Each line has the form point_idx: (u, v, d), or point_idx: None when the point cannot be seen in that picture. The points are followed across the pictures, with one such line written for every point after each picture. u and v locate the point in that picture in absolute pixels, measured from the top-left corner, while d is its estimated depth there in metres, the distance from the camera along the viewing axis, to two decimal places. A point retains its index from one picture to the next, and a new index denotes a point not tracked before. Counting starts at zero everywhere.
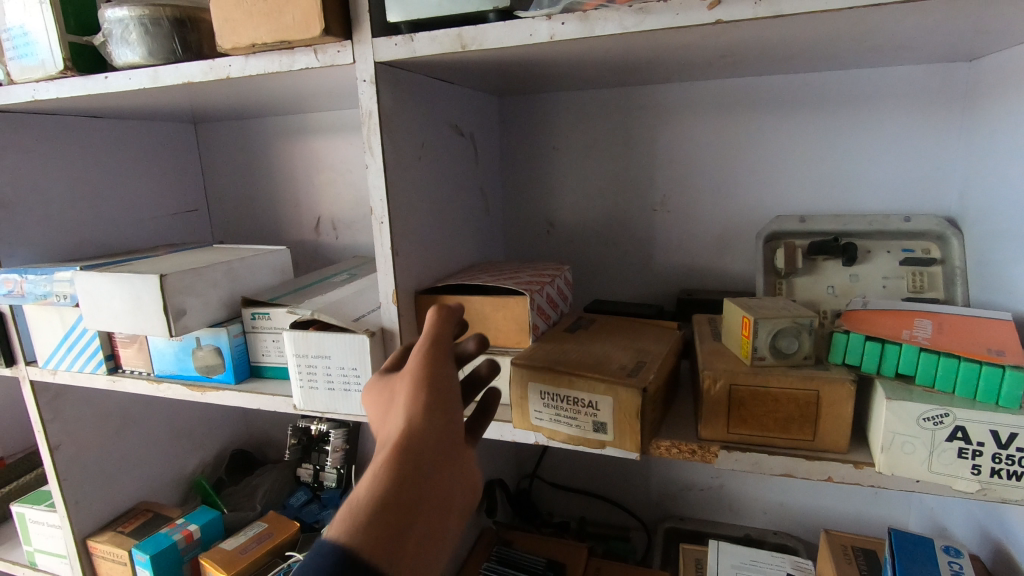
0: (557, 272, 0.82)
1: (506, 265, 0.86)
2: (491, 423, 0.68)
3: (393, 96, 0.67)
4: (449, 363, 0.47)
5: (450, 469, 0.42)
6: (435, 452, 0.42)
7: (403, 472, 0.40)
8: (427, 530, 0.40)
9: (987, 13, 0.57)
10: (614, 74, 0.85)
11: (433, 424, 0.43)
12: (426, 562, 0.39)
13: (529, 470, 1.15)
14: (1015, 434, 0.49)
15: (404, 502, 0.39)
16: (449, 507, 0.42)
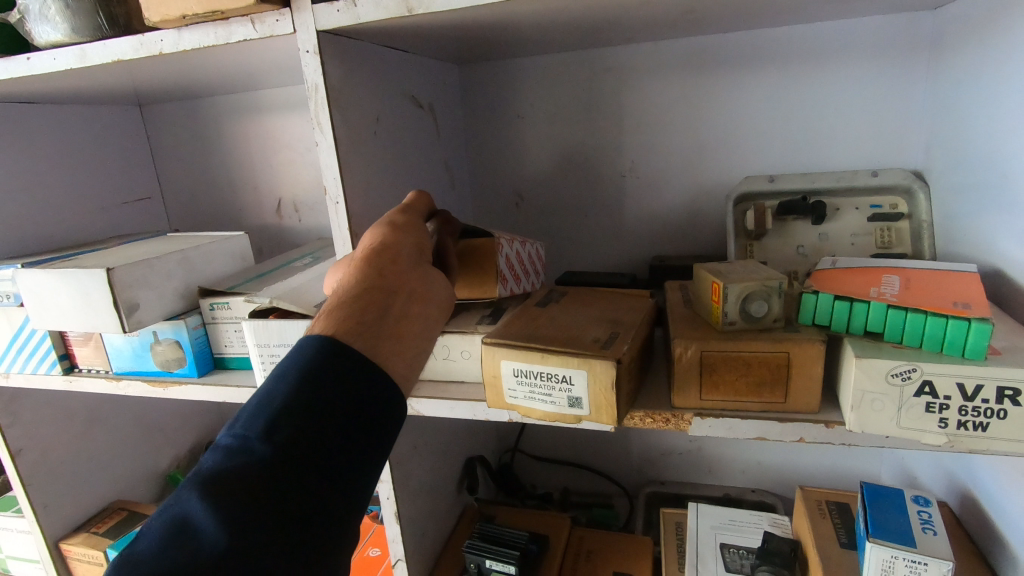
0: (527, 241, 0.80)
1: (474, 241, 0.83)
2: (463, 403, 0.67)
3: (341, 67, 0.63)
4: (413, 210, 0.58)
5: (419, 264, 0.51)
6: (406, 251, 0.51)
7: (379, 259, 0.50)
8: (405, 299, 0.48)
9: None
10: (575, 37, 0.82)
11: (404, 240, 0.52)
12: (406, 323, 0.48)
13: (510, 444, 1.15)
14: (982, 386, 0.49)
15: (377, 276, 0.48)
16: (428, 290, 0.51)
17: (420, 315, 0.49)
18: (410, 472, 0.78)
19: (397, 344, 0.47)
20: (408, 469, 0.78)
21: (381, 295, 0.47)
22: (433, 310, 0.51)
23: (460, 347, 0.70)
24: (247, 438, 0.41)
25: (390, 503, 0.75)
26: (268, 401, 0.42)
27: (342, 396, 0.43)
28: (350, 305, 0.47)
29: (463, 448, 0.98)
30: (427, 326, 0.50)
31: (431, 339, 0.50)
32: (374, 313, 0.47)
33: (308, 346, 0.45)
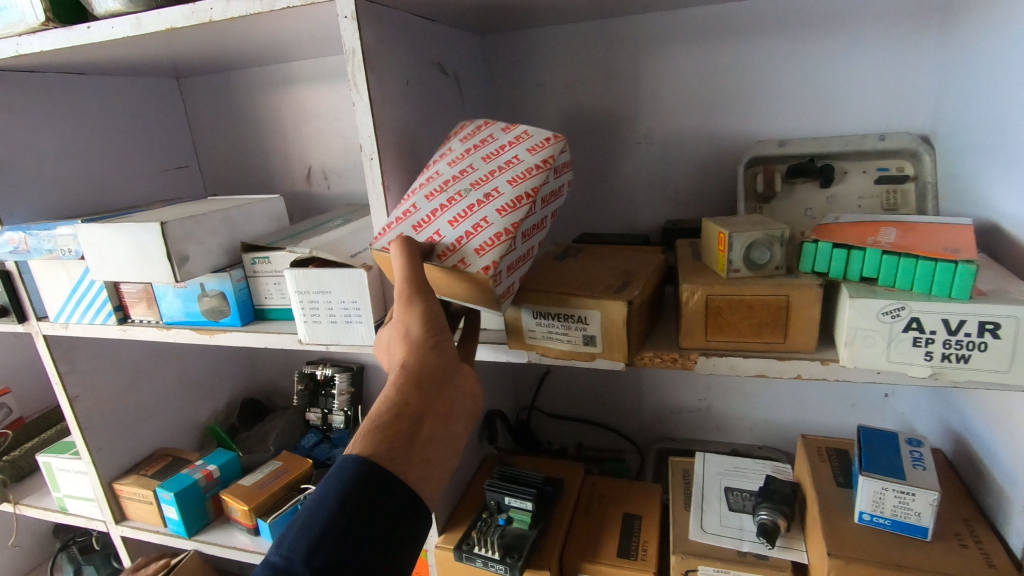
0: (542, 173, 0.62)
1: (492, 144, 0.67)
2: (487, 346, 0.73)
3: (375, 33, 0.68)
4: (425, 293, 0.57)
5: (445, 383, 0.57)
6: (433, 372, 0.56)
7: (408, 385, 0.55)
8: (432, 422, 0.55)
9: None
10: (594, 6, 0.85)
11: (430, 357, 0.57)
12: (433, 446, 0.55)
13: (527, 403, 1.21)
14: (965, 320, 0.53)
15: (408, 406, 0.54)
16: (453, 405, 0.57)
17: (444, 435, 0.56)
18: None
19: (435, 469, 0.54)
20: None
21: (412, 427, 0.54)
22: (456, 424, 0.57)
23: None
24: (294, 558, 0.48)
25: None
26: (311, 522, 0.50)
27: (377, 514, 0.51)
28: (385, 435, 0.53)
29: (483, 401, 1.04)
30: (453, 441, 0.57)
31: (457, 447, 0.57)
32: (406, 440, 0.54)
33: (348, 469, 0.52)
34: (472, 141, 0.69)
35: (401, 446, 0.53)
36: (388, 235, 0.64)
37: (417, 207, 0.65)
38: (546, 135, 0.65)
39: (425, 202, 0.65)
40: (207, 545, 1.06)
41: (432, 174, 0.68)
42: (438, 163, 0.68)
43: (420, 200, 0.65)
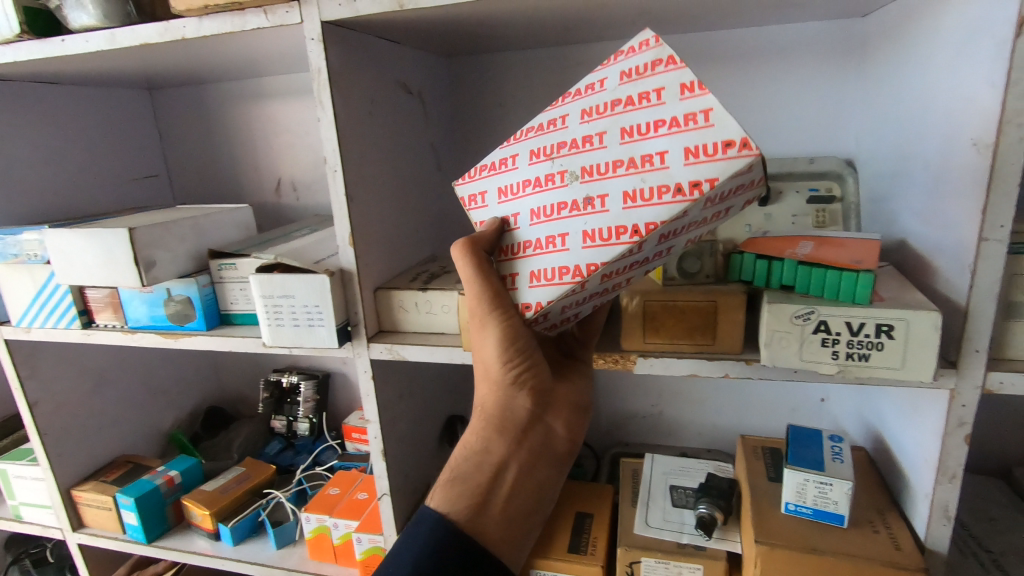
0: (677, 206, 0.50)
1: (649, 110, 0.52)
2: (443, 348, 0.77)
3: (341, 54, 0.73)
4: (502, 316, 0.59)
5: (523, 434, 0.70)
6: (515, 427, 0.69)
7: (493, 435, 0.69)
8: (512, 468, 0.70)
9: None
10: (551, 35, 0.91)
11: (512, 410, 0.68)
12: (511, 488, 0.69)
13: None
14: (864, 323, 0.59)
15: (490, 454, 0.69)
16: (535, 448, 0.71)
17: (522, 475, 0.70)
18: (395, 417, 0.88)
19: (522, 512, 0.70)
20: (395, 414, 0.88)
21: (499, 472, 0.69)
22: (533, 464, 0.71)
23: (440, 301, 0.80)
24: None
25: (378, 441, 0.85)
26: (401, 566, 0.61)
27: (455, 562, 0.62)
28: (467, 488, 0.68)
29: (444, 406, 1.07)
30: (533, 479, 0.71)
31: (537, 484, 0.72)
32: (488, 483, 0.68)
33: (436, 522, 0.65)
34: (629, 90, 0.53)
35: (483, 501, 0.67)
36: (473, 183, 0.62)
37: (516, 161, 0.59)
38: (730, 138, 0.48)
39: (526, 162, 0.58)
40: (166, 550, 1.06)
41: (556, 118, 0.57)
42: (570, 105, 0.57)
43: (524, 153, 0.58)
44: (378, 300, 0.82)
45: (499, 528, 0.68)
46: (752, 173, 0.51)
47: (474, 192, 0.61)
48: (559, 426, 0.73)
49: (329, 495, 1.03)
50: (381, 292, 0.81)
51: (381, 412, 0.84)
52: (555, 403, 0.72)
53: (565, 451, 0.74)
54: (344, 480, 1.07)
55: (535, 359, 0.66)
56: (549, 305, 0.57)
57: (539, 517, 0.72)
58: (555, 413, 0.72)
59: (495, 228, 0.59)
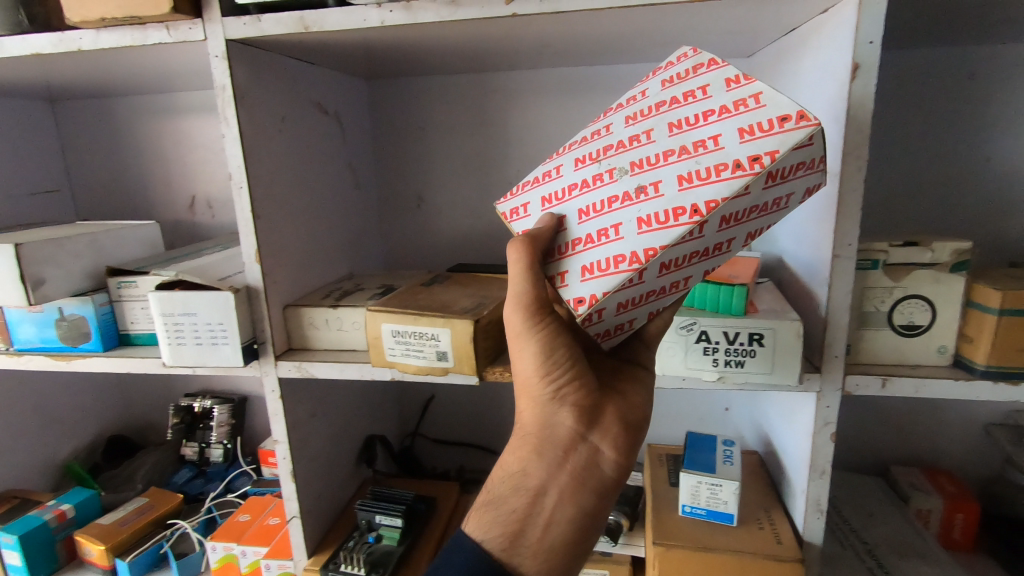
0: (738, 178, 0.48)
1: (695, 106, 0.54)
2: (352, 365, 0.76)
3: (247, 72, 0.73)
4: (539, 332, 0.58)
5: (564, 456, 0.60)
6: (551, 446, 0.60)
7: (530, 457, 0.60)
8: (551, 498, 0.59)
9: (737, 23, 0.72)
10: (465, 63, 0.94)
11: (548, 426, 0.60)
12: (547, 526, 0.58)
13: (411, 429, 1.23)
14: (738, 331, 0.65)
15: (528, 477, 0.60)
16: (579, 474, 0.60)
17: (561, 511, 0.59)
18: (306, 437, 0.86)
19: (565, 546, 0.58)
20: (305, 434, 0.86)
21: (537, 497, 0.59)
22: (576, 497, 0.59)
23: (351, 318, 0.80)
24: None
25: (287, 462, 0.83)
26: None
27: None
28: (503, 512, 0.59)
29: (362, 425, 1.06)
30: (579, 511, 0.59)
31: (583, 518, 0.59)
32: (522, 517, 0.58)
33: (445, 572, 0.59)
34: (673, 93, 0.56)
35: (521, 529, 0.58)
36: (516, 198, 0.61)
37: (560, 170, 0.59)
38: (785, 113, 0.49)
39: (570, 170, 0.58)
40: None
41: (601, 129, 0.60)
42: (614, 116, 0.59)
43: (568, 163, 0.59)
44: (287, 318, 0.81)
45: (536, 562, 0.57)
46: (815, 153, 0.50)
47: (517, 205, 0.60)
48: (606, 449, 0.61)
49: (238, 522, 1.00)
50: (291, 309, 0.81)
51: (289, 432, 0.82)
52: (601, 420, 0.62)
53: (614, 481, 0.61)
54: (255, 507, 1.04)
55: (576, 372, 0.61)
56: (606, 301, 0.52)
57: (583, 559, 0.60)
58: (600, 433, 0.61)
59: (547, 227, 0.56)
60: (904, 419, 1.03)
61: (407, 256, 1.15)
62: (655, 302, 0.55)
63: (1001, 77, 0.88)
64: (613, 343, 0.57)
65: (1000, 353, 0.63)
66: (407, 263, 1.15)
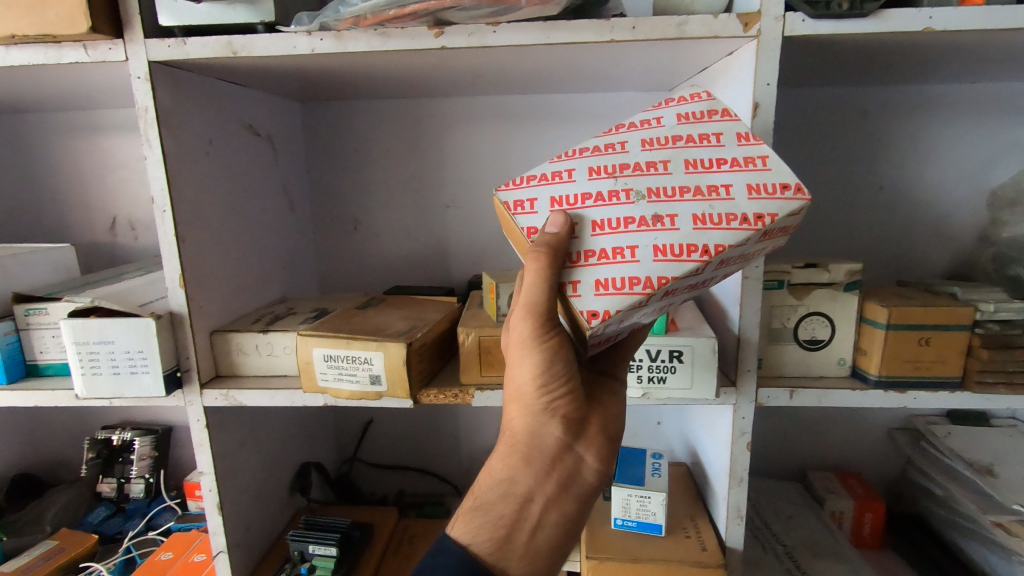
0: (746, 231, 0.49)
1: (710, 150, 0.52)
2: (283, 391, 0.75)
3: (171, 94, 0.72)
4: (543, 338, 0.54)
5: (554, 462, 0.57)
6: (542, 452, 0.57)
7: (518, 463, 0.57)
8: (539, 504, 0.57)
9: (654, 62, 0.77)
10: (400, 89, 0.96)
11: (541, 433, 0.57)
12: (534, 531, 0.56)
13: (348, 455, 1.21)
14: (659, 349, 0.69)
15: (516, 485, 0.56)
16: (566, 483, 0.57)
17: (548, 517, 0.57)
18: (234, 467, 0.83)
19: (548, 554, 0.56)
20: (233, 464, 0.83)
21: (524, 504, 0.56)
22: (563, 504, 0.57)
23: (282, 343, 0.79)
24: None
25: (213, 494, 0.80)
26: None
27: None
28: (489, 519, 0.56)
29: (295, 452, 1.03)
30: (565, 518, 0.57)
31: (569, 525, 0.58)
32: (510, 524, 0.56)
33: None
34: (689, 129, 0.54)
35: (508, 535, 0.55)
36: (519, 190, 0.54)
37: (573, 174, 0.53)
38: (787, 181, 0.50)
39: (584, 176, 0.53)
40: None
41: (614, 142, 0.55)
42: (628, 133, 0.55)
43: (581, 168, 0.53)
44: (214, 344, 0.79)
45: (522, 567, 0.55)
46: (794, 220, 0.53)
47: (520, 199, 0.54)
48: (594, 459, 0.58)
49: (160, 561, 0.94)
50: (217, 335, 0.78)
51: (216, 462, 0.79)
52: (590, 430, 0.59)
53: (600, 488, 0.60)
54: (179, 544, 0.98)
55: (574, 380, 0.57)
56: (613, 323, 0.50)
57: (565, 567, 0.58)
58: (588, 443, 0.58)
59: (563, 227, 0.51)
60: (818, 426, 1.11)
61: (343, 278, 1.14)
62: (640, 320, 0.55)
63: (888, 115, 0.98)
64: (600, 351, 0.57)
65: (890, 364, 0.69)
66: (344, 285, 1.14)
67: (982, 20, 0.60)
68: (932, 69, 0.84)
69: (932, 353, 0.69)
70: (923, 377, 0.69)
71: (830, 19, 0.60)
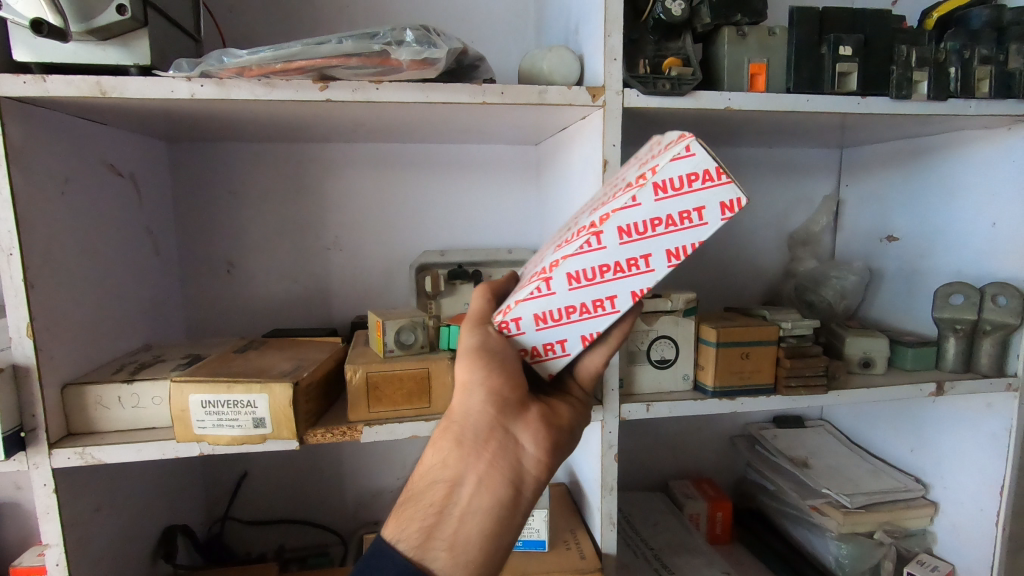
0: (623, 194, 0.53)
1: (627, 171, 0.61)
2: (151, 444, 0.70)
3: (23, 130, 0.67)
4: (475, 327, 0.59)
5: (485, 442, 0.55)
6: (472, 432, 0.55)
7: (449, 445, 0.56)
8: (467, 488, 0.54)
9: (520, 122, 0.88)
10: (279, 133, 0.97)
11: (470, 412, 0.56)
12: (460, 517, 0.53)
13: (220, 514, 1.12)
14: None
15: (446, 468, 0.55)
16: (501, 466, 0.55)
17: (476, 502, 0.54)
18: (87, 535, 0.75)
19: (478, 544, 0.53)
20: (85, 532, 0.75)
21: (452, 488, 0.54)
22: (494, 488, 0.54)
23: (150, 393, 0.74)
24: None
25: (60, 569, 0.71)
26: None
27: None
28: (417, 508, 0.55)
29: (158, 515, 0.94)
30: (495, 504, 0.54)
31: (500, 514, 0.54)
32: (437, 509, 0.54)
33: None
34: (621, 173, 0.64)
35: (434, 522, 0.53)
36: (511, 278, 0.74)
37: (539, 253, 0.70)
38: (672, 146, 0.53)
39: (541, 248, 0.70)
40: None
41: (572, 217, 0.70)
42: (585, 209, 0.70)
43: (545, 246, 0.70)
44: (65, 399, 0.72)
45: (449, 557, 0.52)
46: (700, 166, 0.51)
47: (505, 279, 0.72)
48: (530, 443, 0.56)
49: None
50: (70, 389, 0.72)
51: (66, 531, 0.71)
52: (528, 414, 0.57)
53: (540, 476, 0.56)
54: None
55: (507, 360, 0.56)
56: (519, 312, 0.57)
57: (501, 559, 0.54)
58: (523, 427, 0.56)
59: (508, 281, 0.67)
60: (675, 439, 1.26)
61: (215, 324, 1.09)
62: (582, 321, 0.57)
63: None
64: (548, 367, 0.59)
65: (722, 375, 0.83)
66: (215, 331, 1.09)
67: (764, 103, 0.77)
68: (739, 137, 1.04)
69: (751, 364, 0.84)
70: (746, 385, 0.84)
71: (658, 95, 0.75)
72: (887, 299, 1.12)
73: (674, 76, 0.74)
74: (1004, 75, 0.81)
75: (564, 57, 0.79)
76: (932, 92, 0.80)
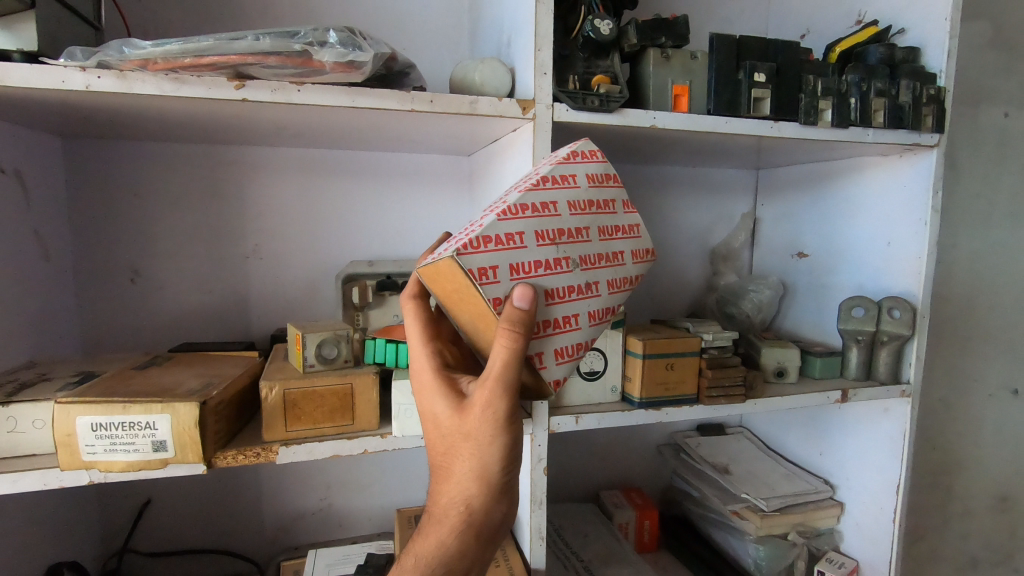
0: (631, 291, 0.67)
1: (608, 216, 0.66)
2: (31, 474, 0.63)
3: None
4: (512, 421, 0.56)
5: (494, 530, 0.61)
6: (486, 526, 0.60)
7: (469, 539, 0.59)
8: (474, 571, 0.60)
9: (451, 132, 0.87)
10: (193, 133, 0.91)
11: (488, 506, 0.59)
12: None
13: (117, 547, 1.02)
14: None
15: (464, 559, 0.59)
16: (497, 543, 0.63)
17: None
18: None
19: None
20: None
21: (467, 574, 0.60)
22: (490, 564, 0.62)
23: (31, 416, 0.66)
24: None
25: None
26: None
27: None
28: None
29: (41, 551, 0.84)
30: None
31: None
32: None
33: None
34: (595, 194, 0.64)
35: None
36: (480, 255, 0.55)
37: (524, 239, 0.58)
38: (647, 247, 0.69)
39: (532, 242, 0.58)
40: None
41: (545, 202, 0.60)
42: (556, 193, 0.61)
43: (530, 233, 0.58)
44: None
45: None
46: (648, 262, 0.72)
47: (484, 266, 0.55)
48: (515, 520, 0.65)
49: None
50: None
51: None
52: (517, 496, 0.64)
53: None
54: None
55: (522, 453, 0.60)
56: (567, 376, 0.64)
57: None
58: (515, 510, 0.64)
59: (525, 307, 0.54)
60: (604, 450, 1.27)
61: (115, 338, 0.99)
62: None
63: (637, 188, 1.22)
64: None
65: (648, 386, 0.84)
66: (116, 346, 0.99)
67: (687, 123, 0.80)
68: (663, 155, 1.09)
69: (676, 374, 0.86)
70: (671, 395, 0.86)
71: (587, 111, 0.76)
72: (798, 312, 1.19)
73: (602, 93, 0.76)
74: (897, 108, 0.89)
75: (496, 69, 0.79)
76: (836, 120, 0.86)
